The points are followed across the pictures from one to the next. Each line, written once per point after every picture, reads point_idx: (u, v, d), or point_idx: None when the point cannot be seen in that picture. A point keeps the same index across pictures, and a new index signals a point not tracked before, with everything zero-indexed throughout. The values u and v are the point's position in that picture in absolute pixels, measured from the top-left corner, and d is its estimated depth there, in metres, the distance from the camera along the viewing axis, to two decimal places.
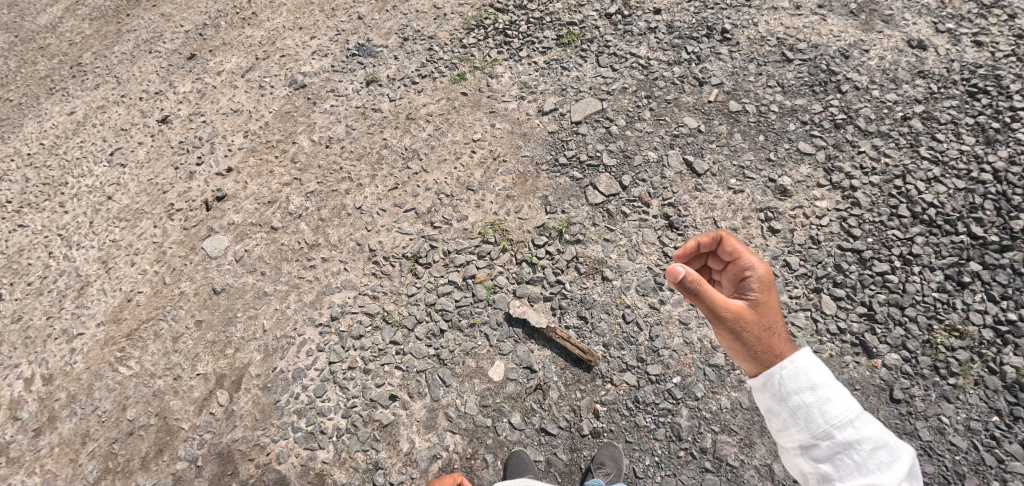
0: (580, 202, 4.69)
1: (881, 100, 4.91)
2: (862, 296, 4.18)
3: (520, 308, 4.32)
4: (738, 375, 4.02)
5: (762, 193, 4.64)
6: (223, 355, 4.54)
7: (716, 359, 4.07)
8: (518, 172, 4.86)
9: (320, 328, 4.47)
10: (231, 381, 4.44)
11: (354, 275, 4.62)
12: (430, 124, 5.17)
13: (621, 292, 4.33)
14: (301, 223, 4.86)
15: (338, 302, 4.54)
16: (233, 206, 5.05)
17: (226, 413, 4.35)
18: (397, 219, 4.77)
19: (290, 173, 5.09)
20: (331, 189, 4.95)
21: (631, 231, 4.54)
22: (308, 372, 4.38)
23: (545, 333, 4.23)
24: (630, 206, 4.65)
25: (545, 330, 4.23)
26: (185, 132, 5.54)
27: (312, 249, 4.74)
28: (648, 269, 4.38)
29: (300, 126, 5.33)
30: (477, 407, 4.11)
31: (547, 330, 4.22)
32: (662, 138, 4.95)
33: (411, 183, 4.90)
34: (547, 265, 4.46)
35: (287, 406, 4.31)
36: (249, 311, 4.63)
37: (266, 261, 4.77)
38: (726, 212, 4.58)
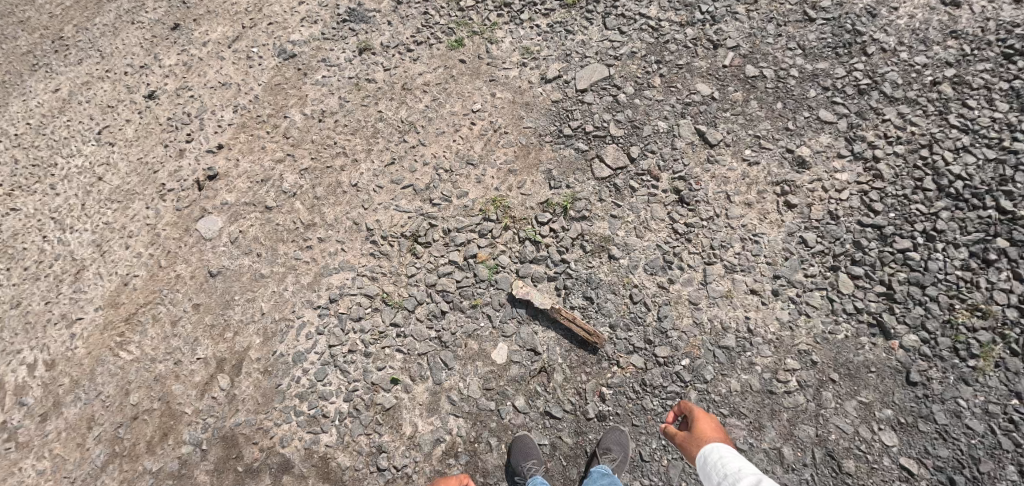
0: (586, 177, 4.46)
1: (909, 63, 4.55)
2: (881, 274, 3.98)
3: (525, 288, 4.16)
4: (748, 357, 3.89)
5: (778, 165, 4.39)
6: (222, 339, 4.52)
7: (726, 341, 3.94)
8: (520, 144, 4.61)
9: (320, 311, 4.39)
10: (232, 366, 4.44)
11: (351, 255, 4.48)
12: (427, 95, 4.89)
13: (628, 271, 4.15)
14: (296, 202, 4.70)
15: (337, 283, 4.42)
16: (225, 186, 4.90)
17: (227, 397, 4.37)
18: (394, 196, 4.57)
19: (283, 148, 4.89)
20: (325, 165, 4.76)
21: (639, 207, 4.33)
22: (308, 355, 4.32)
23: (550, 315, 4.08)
24: (638, 180, 4.42)
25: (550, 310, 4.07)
26: (173, 108, 5.34)
27: (309, 229, 4.60)
28: (657, 247, 4.20)
29: (291, 99, 5.08)
30: (480, 390, 4.03)
31: (552, 311, 4.06)
32: (673, 106, 4.67)
33: (408, 158, 4.67)
34: (552, 243, 4.27)
35: (289, 390, 4.28)
36: (247, 294, 4.57)
37: (263, 242, 4.67)
38: (740, 186, 4.35)
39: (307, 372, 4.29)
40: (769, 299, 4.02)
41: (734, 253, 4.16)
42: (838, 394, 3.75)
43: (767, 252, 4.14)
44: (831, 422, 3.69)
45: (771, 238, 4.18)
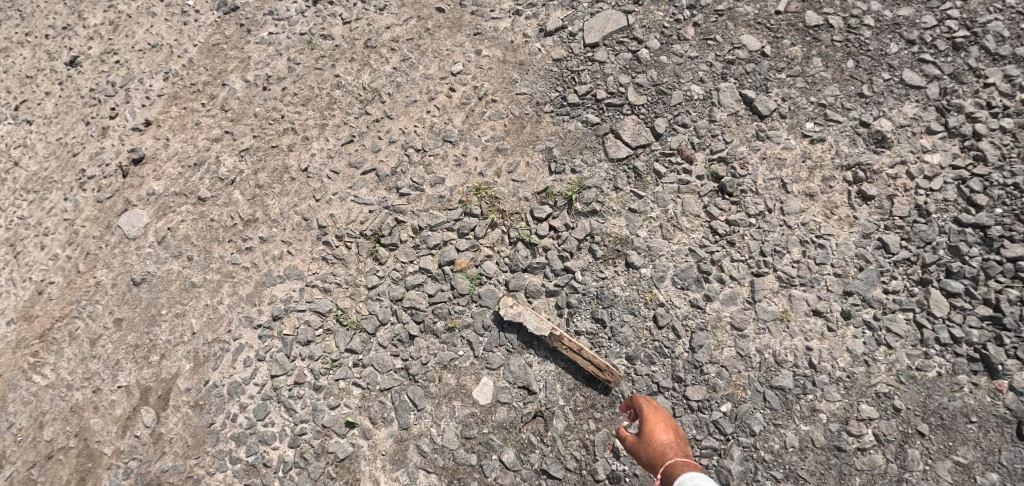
0: (597, 157, 3.39)
1: (1016, 10, 3.52)
2: (984, 291, 3.02)
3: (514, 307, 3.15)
4: (810, 402, 2.98)
5: (850, 143, 3.42)
6: (146, 363, 3.69)
7: (782, 381, 3.02)
8: (512, 115, 3.54)
9: (260, 331, 3.48)
10: (157, 397, 3.60)
11: (299, 260, 3.52)
12: (396, 54, 3.83)
13: (652, 285, 3.16)
14: (234, 192, 3.77)
15: (280, 296, 3.49)
16: (153, 171, 4.01)
17: (153, 437, 3.53)
18: (351, 184, 3.56)
19: (220, 124, 3.95)
20: (269, 145, 3.79)
21: (666, 198, 3.29)
22: (247, 387, 3.45)
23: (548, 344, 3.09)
24: (665, 162, 3.35)
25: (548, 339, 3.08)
26: (96, 77, 4.41)
27: (248, 227, 3.67)
28: (690, 253, 3.20)
29: (231, 62, 4.11)
30: (458, 439, 3.09)
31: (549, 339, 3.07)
32: (711, 65, 3.57)
33: (370, 134, 3.63)
34: (551, 247, 3.28)
35: (224, 430, 3.43)
36: (176, 308, 3.70)
37: (194, 243, 3.76)
38: (800, 171, 3.38)
39: (245, 408, 3.42)
40: (838, 325, 3.09)
41: (792, 262, 3.22)
42: (927, 452, 2.83)
43: (835, 260, 3.21)
44: None
45: (841, 242, 3.24)
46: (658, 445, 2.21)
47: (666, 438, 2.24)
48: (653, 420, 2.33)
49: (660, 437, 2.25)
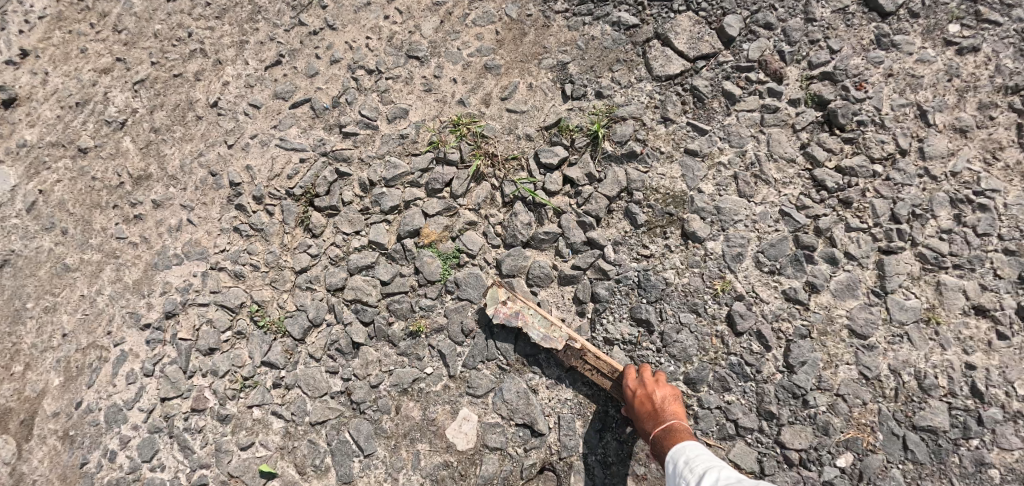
0: (635, 76, 2.25)
1: None
2: None
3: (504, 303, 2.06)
4: (977, 453, 1.88)
5: (1011, 59, 2.13)
6: (7, 376, 2.63)
7: (932, 420, 1.90)
8: (508, 17, 2.38)
9: (148, 334, 2.43)
10: (19, 423, 2.57)
11: (203, 233, 2.45)
12: None
13: (723, 268, 2.05)
14: (124, 139, 2.70)
15: (177, 284, 2.43)
16: (27, 115, 2.94)
17: (13, 478, 2.53)
18: (278, 123, 2.46)
19: (111, 49, 2.86)
20: (171, 73, 2.70)
21: (743, 136, 2.15)
22: (129, 414, 2.40)
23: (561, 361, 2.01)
24: (740, 81, 2.20)
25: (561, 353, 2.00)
26: None
27: (139, 187, 2.60)
28: (781, 218, 2.08)
29: None
30: None
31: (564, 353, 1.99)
32: None
33: (305, 52, 2.52)
34: (568, 211, 2.17)
35: (99, 474, 2.41)
36: (44, 300, 2.66)
37: (72, 210, 2.71)
38: (948, 94, 2.14)
39: (126, 443, 2.39)
40: (1013, 327, 1.94)
41: (937, 231, 2.04)
42: None
43: (1007, 225, 2.01)
44: None
45: (1015, 199, 2.03)
46: (653, 405, 1.84)
47: (666, 402, 1.84)
48: (648, 379, 1.90)
49: (658, 400, 1.85)
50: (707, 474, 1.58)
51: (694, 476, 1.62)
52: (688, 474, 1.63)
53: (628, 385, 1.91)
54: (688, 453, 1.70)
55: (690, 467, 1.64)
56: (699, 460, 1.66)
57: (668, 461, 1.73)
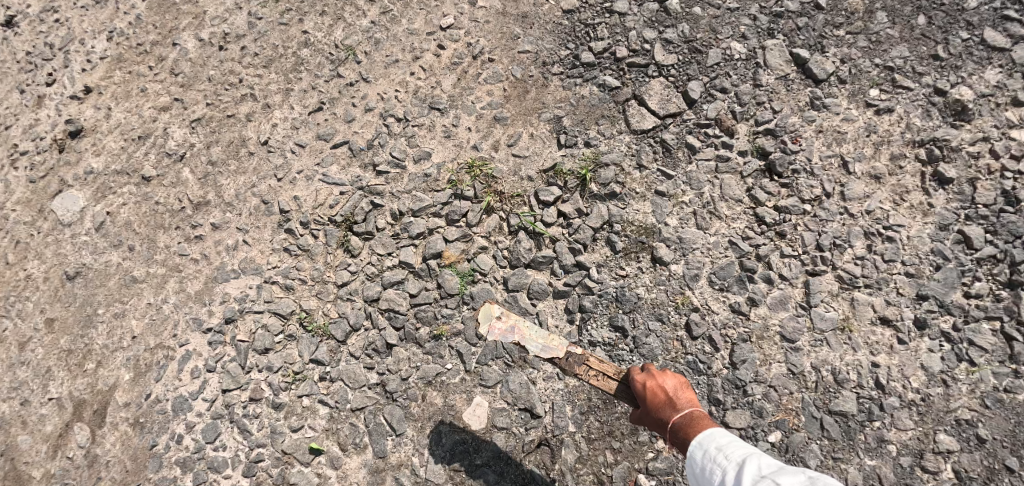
0: (616, 129, 2.78)
1: None
2: None
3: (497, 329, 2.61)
4: (876, 431, 2.43)
5: (921, 117, 2.75)
6: (80, 372, 3.13)
7: (841, 405, 2.45)
8: (513, 77, 2.90)
9: (210, 336, 2.90)
10: (92, 413, 3.06)
11: (257, 251, 2.94)
12: (374, 3, 3.14)
13: (683, 286, 2.59)
14: (183, 169, 3.17)
15: (235, 295, 2.92)
16: (92, 145, 3.40)
17: (87, 459, 3.01)
18: (320, 160, 2.96)
19: (169, 90, 3.33)
20: (224, 113, 3.18)
21: (702, 180, 2.69)
22: (194, 404, 2.87)
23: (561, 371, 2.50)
24: (700, 135, 2.74)
25: (563, 365, 2.46)
26: (34, 39, 3.81)
27: (199, 212, 3.08)
28: (731, 246, 2.61)
29: (183, 18, 3.46)
30: (445, 472, 2.54)
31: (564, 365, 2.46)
32: (757, 19, 2.92)
33: (342, 100, 3.02)
34: (561, 238, 2.69)
35: (168, 454, 2.88)
36: (113, 306, 3.12)
37: (137, 230, 3.17)
38: (864, 146, 2.72)
39: (192, 428, 2.86)
40: (909, 334, 2.50)
41: (852, 258, 2.60)
42: None
43: (905, 255, 2.59)
44: None
45: (912, 234, 2.61)
46: (666, 394, 2.14)
47: (677, 391, 2.14)
48: (658, 373, 2.21)
49: (670, 389, 2.15)
50: (745, 460, 1.74)
51: (731, 461, 1.78)
52: (717, 460, 1.82)
53: (639, 379, 2.22)
54: (719, 440, 1.87)
55: (725, 454, 1.81)
56: (732, 447, 1.83)
57: (698, 447, 1.90)
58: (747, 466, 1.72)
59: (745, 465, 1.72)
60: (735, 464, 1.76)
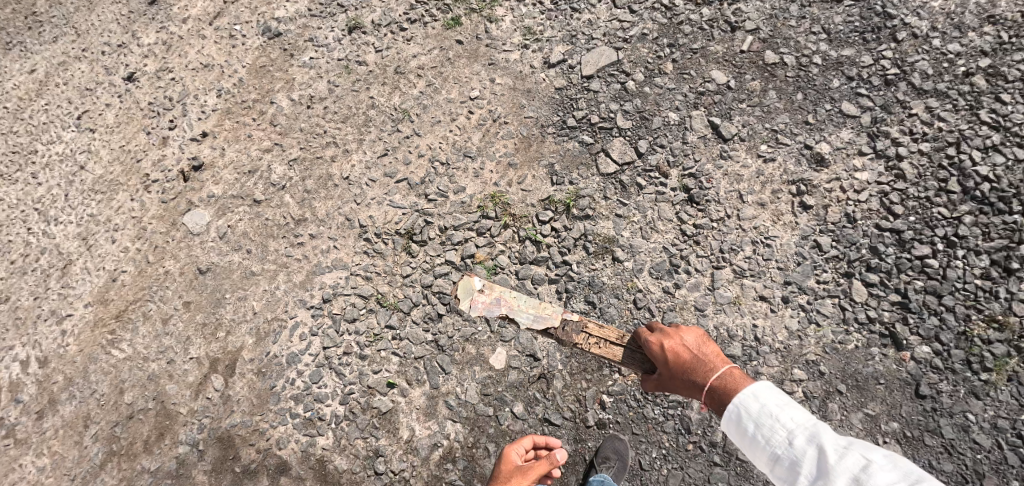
0: (590, 171, 4.15)
1: (941, 50, 4.01)
2: (897, 282, 3.71)
3: (483, 308, 4.00)
4: (754, 367, 3.71)
5: (795, 163, 3.97)
6: (213, 338, 4.37)
7: (733, 350, 3.74)
8: (521, 134, 4.30)
9: (312, 311, 4.22)
10: (225, 366, 4.30)
11: (344, 253, 4.28)
12: (422, 80, 4.56)
13: (632, 275, 3.90)
14: (285, 195, 4.46)
15: (330, 283, 4.24)
16: (212, 176, 4.65)
17: (223, 398, 4.26)
18: (388, 191, 4.33)
19: (270, 137, 4.63)
20: (314, 155, 4.50)
21: (646, 206, 4.03)
22: (303, 357, 4.19)
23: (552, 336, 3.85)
24: (646, 176, 4.09)
25: (554, 333, 3.82)
26: (154, 92, 5.03)
27: (299, 225, 4.38)
28: (663, 249, 3.92)
29: (277, 82, 4.78)
30: (478, 396, 3.91)
31: (558, 334, 3.78)
32: (686, 95, 4.24)
33: (402, 149, 4.40)
34: (553, 244, 4.04)
35: (284, 391, 4.17)
36: (236, 292, 4.39)
37: (252, 238, 4.45)
38: (754, 184, 3.97)
39: (301, 373, 4.17)
40: (778, 306, 3.77)
41: (744, 257, 3.85)
42: (845, 406, 3.60)
43: (779, 256, 3.83)
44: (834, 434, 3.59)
45: (784, 242, 3.84)
46: (689, 352, 3.05)
47: (701, 348, 3.03)
48: (682, 338, 3.13)
49: (692, 347, 3.06)
50: (809, 435, 2.43)
51: (805, 439, 2.43)
52: (788, 422, 2.50)
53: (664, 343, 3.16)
54: (758, 392, 2.66)
55: (792, 422, 2.50)
56: (783, 406, 2.58)
57: (748, 404, 2.65)
58: (822, 434, 2.41)
59: (818, 431, 2.42)
60: (805, 427, 2.46)
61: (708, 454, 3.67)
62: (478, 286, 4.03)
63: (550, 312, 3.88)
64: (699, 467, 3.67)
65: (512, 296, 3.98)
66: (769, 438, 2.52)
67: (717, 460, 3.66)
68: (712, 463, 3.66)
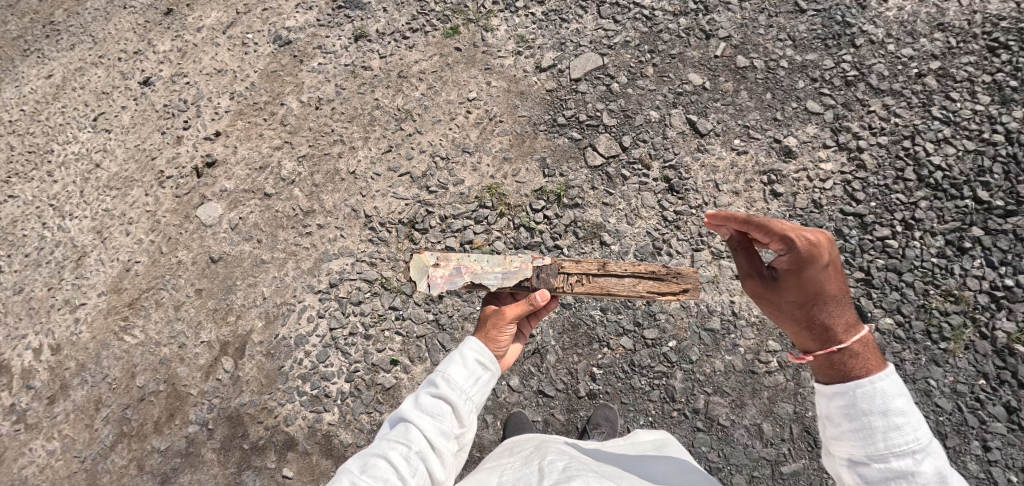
0: (579, 165, 4.53)
1: (896, 55, 4.48)
2: (861, 261, 4.04)
3: (443, 283, 3.08)
4: (732, 339, 4.03)
5: (766, 154, 4.38)
6: (224, 322, 4.46)
7: (712, 324, 4.06)
8: (515, 132, 4.69)
9: (320, 295, 4.43)
10: (235, 349, 4.38)
11: (350, 241, 4.54)
12: (423, 83, 4.97)
13: (619, 257, 4.24)
14: (294, 189, 4.76)
15: (337, 269, 4.48)
16: (224, 172, 4.93)
17: (232, 379, 4.31)
18: (392, 184, 4.65)
19: (280, 136, 4.97)
20: (323, 152, 4.84)
21: (630, 195, 4.40)
22: (310, 338, 4.34)
23: (528, 291, 3.08)
24: (630, 168, 4.47)
25: (530, 285, 3.08)
26: (169, 95, 5.35)
27: (308, 216, 4.65)
28: (647, 234, 4.28)
29: (288, 86, 5.17)
30: None
31: (535, 285, 3.06)
32: (666, 96, 4.66)
33: (405, 145, 4.76)
34: (546, 230, 4.37)
35: (291, 371, 4.28)
36: (248, 279, 4.55)
37: (262, 228, 4.68)
38: (729, 175, 4.37)
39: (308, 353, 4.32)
40: None
41: (721, 239, 4.22)
42: None
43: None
44: (808, 400, 3.85)
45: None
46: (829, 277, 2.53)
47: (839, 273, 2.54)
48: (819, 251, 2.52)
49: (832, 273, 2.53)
50: (925, 452, 2.18)
51: (921, 452, 2.17)
52: (911, 431, 2.18)
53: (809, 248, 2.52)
54: (891, 390, 2.23)
55: (918, 441, 2.18)
56: (910, 417, 2.20)
57: (878, 402, 2.22)
58: (942, 463, 2.18)
59: (939, 457, 2.18)
60: (923, 441, 2.18)
61: (692, 421, 3.93)
62: (432, 259, 3.10)
63: (520, 264, 3.08)
64: (683, 433, 3.92)
65: (472, 260, 3.10)
66: (890, 439, 2.18)
67: (700, 426, 3.91)
68: (695, 428, 3.91)
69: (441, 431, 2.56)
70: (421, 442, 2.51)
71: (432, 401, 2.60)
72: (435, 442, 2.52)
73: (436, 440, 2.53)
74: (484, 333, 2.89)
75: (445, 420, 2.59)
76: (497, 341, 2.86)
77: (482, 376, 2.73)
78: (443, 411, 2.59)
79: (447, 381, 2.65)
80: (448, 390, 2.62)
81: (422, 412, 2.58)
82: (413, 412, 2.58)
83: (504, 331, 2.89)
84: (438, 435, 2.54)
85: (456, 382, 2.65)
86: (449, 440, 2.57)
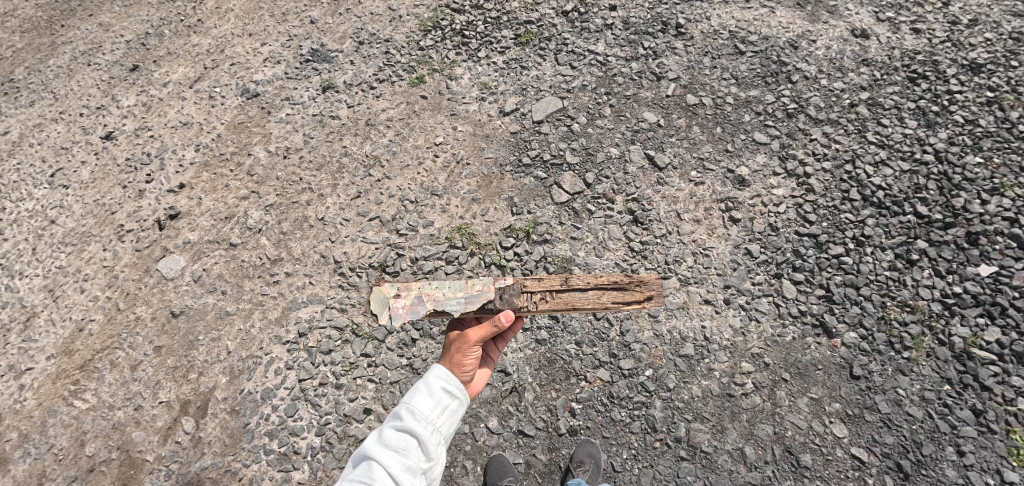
0: (546, 202, 4.65)
1: (830, 88, 4.91)
2: (820, 278, 4.21)
3: (405, 313, 3.03)
4: (708, 363, 4.03)
5: (721, 184, 4.62)
6: (185, 380, 4.20)
7: (687, 350, 4.09)
8: (482, 174, 4.83)
9: (288, 345, 4.25)
10: (197, 407, 4.09)
11: (320, 288, 4.46)
12: (391, 129, 5.13)
13: None
14: (261, 237, 4.70)
15: (305, 317, 4.34)
16: (188, 224, 4.85)
17: (192, 441, 3.99)
18: (361, 228, 4.67)
19: (248, 186, 4.97)
20: (290, 201, 4.85)
21: (597, 228, 4.51)
22: (277, 392, 4.10)
23: (493, 313, 3.09)
24: (595, 203, 4.61)
25: (493, 307, 3.09)
26: (132, 149, 5.32)
27: (275, 264, 4.58)
28: (616, 264, 4.36)
29: (255, 137, 5.24)
30: None
31: (499, 306, 3.07)
32: (623, 134, 4.91)
33: (374, 191, 4.83)
34: (516, 266, 4.38)
35: (258, 428, 3.99)
36: (211, 333, 4.35)
37: (228, 279, 4.56)
38: (689, 204, 4.56)
39: (276, 408, 4.05)
40: (724, 308, 4.19)
41: (687, 266, 4.35)
42: (791, 392, 3.89)
43: (716, 264, 4.33)
44: (787, 419, 3.82)
45: (719, 251, 4.38)
46: None
47: None
48: None
49: None
50: None
51: None
52: None
53: None
54: None
55: None
56: None
57: None
58: None
59: None
60: None
61: (675, 450, 3.83)
62: (393, 290, 3.07)
63: (482, 286, 3.10)
64: (668, 463, 3.80)
65: (433, 288, 3.09)
66: None
67: (683, 455, 3.81)
68: (679, 458, 3.80)
69: (407, 467, 2.47)
70: (386, 479, 2.42)
71: (397, 436, 2.52)
72: (400, 479, 2.43)
73: (401, 477, 2.43)
74: (448, 359, 2.85)
75: (411, 454, 2.50)
76: (461, 365, 2.83)
77: (450, 404, 2.66)
78: (408, 445, 2.51)
79: (413, 413, 2.57)
80: (413, 423, 2.54)
81: (388, 449, 2.49)
82: (376, 448, 2.50)
83: (468, 354, 2.85)
84: (404, 471, 2.45)
85: (422, 413, 2.57)
86: (415, 475, 2.48)
